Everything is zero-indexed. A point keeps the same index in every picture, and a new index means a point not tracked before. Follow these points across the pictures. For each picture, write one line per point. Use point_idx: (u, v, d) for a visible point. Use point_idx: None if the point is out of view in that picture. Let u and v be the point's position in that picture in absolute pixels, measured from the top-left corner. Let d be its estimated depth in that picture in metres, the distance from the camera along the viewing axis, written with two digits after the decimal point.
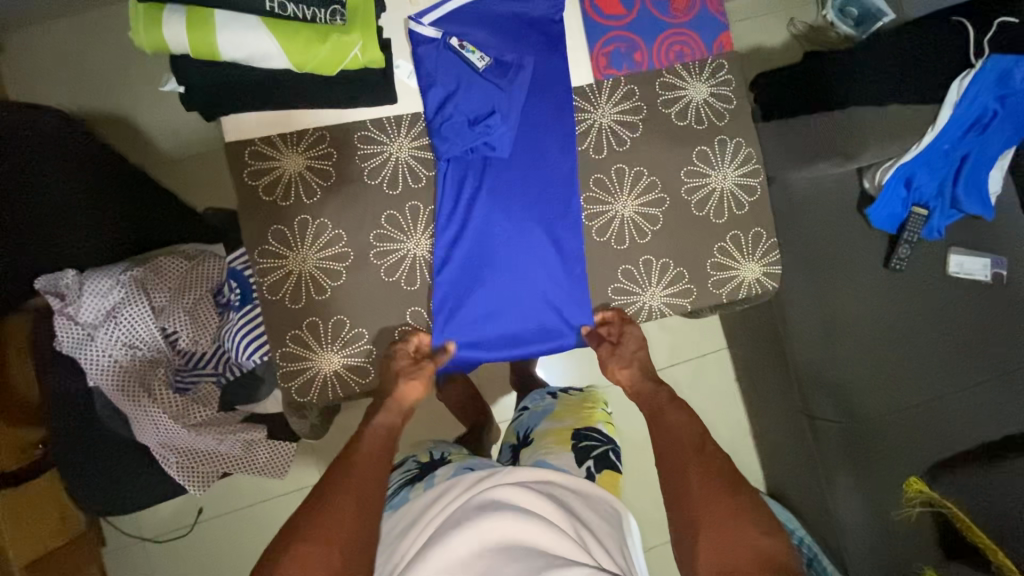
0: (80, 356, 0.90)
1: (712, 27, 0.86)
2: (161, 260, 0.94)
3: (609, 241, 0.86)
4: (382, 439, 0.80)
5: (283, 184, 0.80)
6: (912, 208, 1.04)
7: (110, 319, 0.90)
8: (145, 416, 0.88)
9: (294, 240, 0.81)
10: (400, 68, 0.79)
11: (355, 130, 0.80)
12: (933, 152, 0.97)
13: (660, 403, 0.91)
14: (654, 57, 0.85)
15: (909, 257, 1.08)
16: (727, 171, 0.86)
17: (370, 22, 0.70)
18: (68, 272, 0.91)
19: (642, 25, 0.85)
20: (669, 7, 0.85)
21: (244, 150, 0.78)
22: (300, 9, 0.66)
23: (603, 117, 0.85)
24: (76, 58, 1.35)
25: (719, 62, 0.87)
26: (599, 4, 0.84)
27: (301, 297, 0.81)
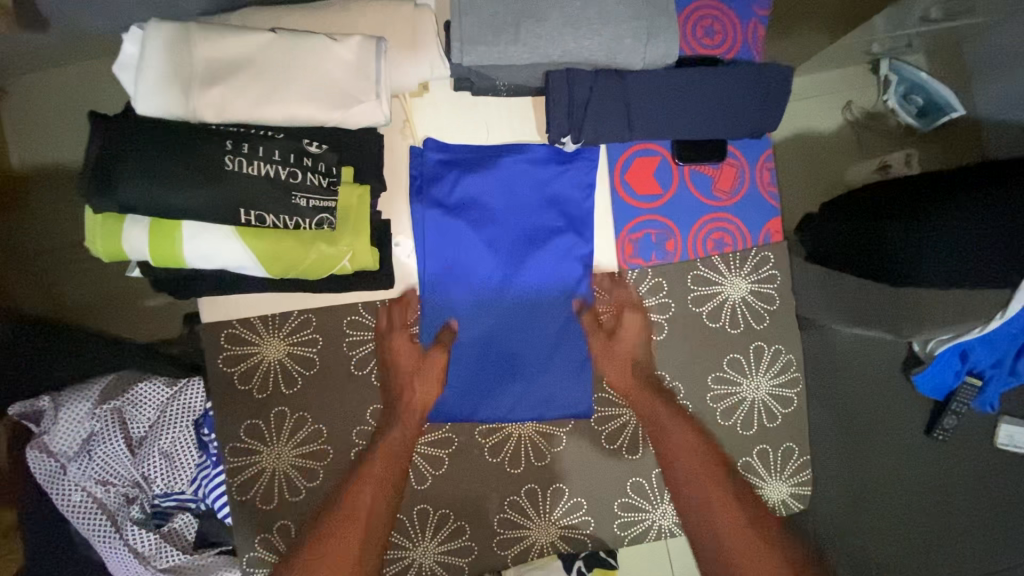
0: (52, 490, 0.85)
1: (757, 213, 0.96)
2: (140, 388, 0.87)
3: (621, 448, 0.94)
4: (397, 450, 0.84)
5: (262, 371, 0.89)
6: (965, 378, 0.93)
7: (86, 454, 0.85)
8: (113, 555, 0.84)
9: (270, 434, 0.90)
10: (400, 246, 0.88)
11: (344, 316, 0.89)
12: (997, 334, 0.86)
13: (660, 413, 0.89)
14: (688, 244, 0.95)
15: (955, 428, 0.98)
16: (760, 381, 1.02)
17: (360, 226, 0.69)
18: (43, 398, 0.87)
19: (677, 211, 0.94)
20: (711, 191, 0.94)
21: (222, 332, 0.87)
22: (281, 220, 0.64)
23: (623, 312, 0.94)
24: None
25: (764, 253, 0.96)
26: (635, 182, 0.93)
27: (272, 497, 0.91)
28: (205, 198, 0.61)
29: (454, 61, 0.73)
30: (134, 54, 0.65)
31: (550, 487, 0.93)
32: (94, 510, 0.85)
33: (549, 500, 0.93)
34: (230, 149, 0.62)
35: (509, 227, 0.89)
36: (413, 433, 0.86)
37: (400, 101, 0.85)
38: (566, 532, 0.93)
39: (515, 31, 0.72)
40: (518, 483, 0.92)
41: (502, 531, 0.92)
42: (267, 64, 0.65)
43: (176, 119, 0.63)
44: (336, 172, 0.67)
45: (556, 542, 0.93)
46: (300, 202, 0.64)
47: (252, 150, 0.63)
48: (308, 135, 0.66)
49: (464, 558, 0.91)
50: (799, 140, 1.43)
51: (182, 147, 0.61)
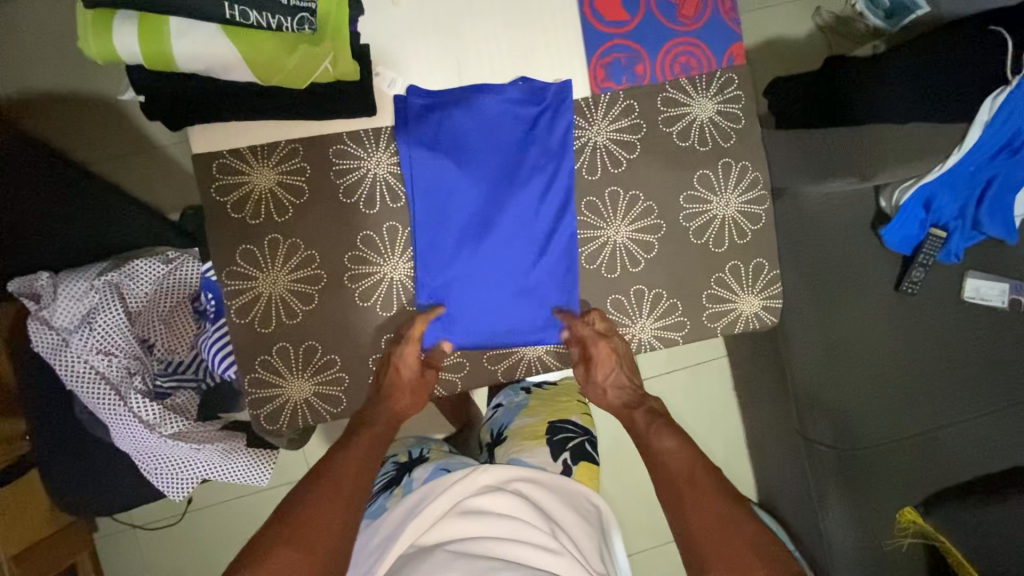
0: (56, 362, 0.87)
1: (720, 41, 0.89)
2: (137, 264, 0.89)
3: (600, 268, 0.92)
4: (381, 437, 0.84)
5: (254, 200, 0.84)
6: (929, 229, 0.98)
7: (86, 325, 0.87)
8: (119, 420, 0.87)
9: (265, 261, 0.86)
10: (380, 75, 0.83)
11: (332, 143, 0.84)
12: (958, 172, 0.89)
13: (642, 430, 0.88)
14: (656, 69, 0.89)
15: (923, 280, 1.03)
16: (728, 197, 0.92)
17: (342, 31, 0.70)
18: (41, 275, 0.89)
19: (644, 34, 0.87)
20: (677, 16, 0.87)
21: (213, 163, 0.82)
22: (264, 17, 0.64)
23: (599, 135, 0.89)
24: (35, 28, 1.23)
25: (728, 76, 0.90)
26: (603, 11, 0.86)
27: (271, 320, 0.87)
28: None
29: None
30: None
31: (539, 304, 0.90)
32: (96, 378, 0.87)
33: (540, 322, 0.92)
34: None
35: (490, 166, 0.85)
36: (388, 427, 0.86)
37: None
38: (551, 346, 0.93)
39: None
40: None
41: (490, 347, 0.91)
42: None
43: None
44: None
45: (544, 357, 0.92)
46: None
47: None
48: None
49: (457, 373, 0.92)
50: (772, 46, 1.47)
51: None
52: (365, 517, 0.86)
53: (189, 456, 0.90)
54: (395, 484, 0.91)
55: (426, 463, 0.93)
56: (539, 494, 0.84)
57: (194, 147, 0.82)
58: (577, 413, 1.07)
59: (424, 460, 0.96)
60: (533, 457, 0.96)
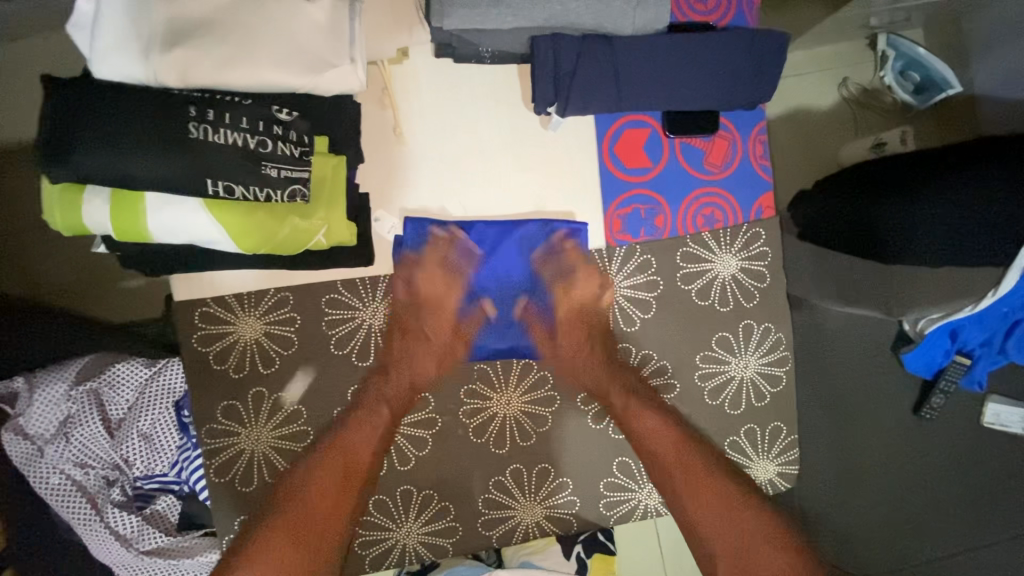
0: (29, 475, 0.82)
1: (746, 189, 0.92)
2: (116, 369, 0.85)
3: (608, 426, 0.94)
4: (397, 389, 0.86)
5: (238, 351, 0.88)
6: (953, 357, 0.93)
7: (63, 436, 0.83)
8: (94, 536, 0.83)
9: (248, 415, 0.89)
10: (381, 221, 0.84)
11: (325, 294, 0.88)
12: (990, 312, 0.84)
13: (624, 372, 0.91)
14: (676, 221, 0.92)
15: (943, 407, 0.98)
16: (748, 359, 0.98)
17: (337, 194, 0.69)
18: (17, 379, 0.84)
19: (665, 186, 0.90)
20: (703, 165, 0.90)
21: (195, 311, 0.86)
22: (252, 191, 0.61)
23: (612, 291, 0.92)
24: None
25: (753, 231, 0.93)
26: (624, 157, 0.88)
27: (252, 478, 0.89)
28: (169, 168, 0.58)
29: (436, 26, 0.71)
30: (89, 14, 0.61)
31: (537, 468, 0.92)
32: (73, 492, 0.83)
33: (535, 479, 0.92)
34: (195, 116, 0.59)
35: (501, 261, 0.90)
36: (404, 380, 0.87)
37: (379, 68, 0.80)
38: (551, 511, 0.93)
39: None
40: (505, 462, 0.91)
41: (488, 512, 0.92)
42: (232, 18, 0.61)
43: (133, 81, 0.59)
44: (308, 142, 0.65)
45: (542, 523, 0.93)
46: (271, 173, 0.62)
47: (218, 116, 0.60)
48: (276, 101, 0.64)
49: (449, 537, 0.91)
50: (793, 118, 1.40)
51: (145, 115, 0.58)
52: None
53: (170, 571, 0.87)
54: None
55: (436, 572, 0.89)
56: None
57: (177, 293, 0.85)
58: None
59: (433, 568, 0.91)
60: (544, 559, 0.91)
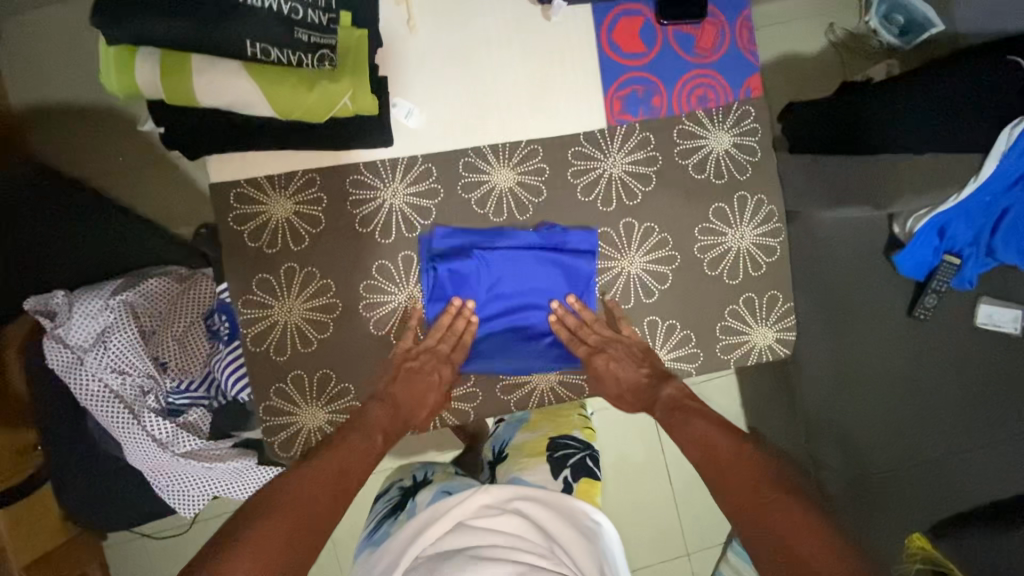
0: (71, 381, 0.88)
1: (736, 72, 0.94)
2: (151, 284, 0.92)
3: (616, 298, 0.97)
4: (389, 421, 0.87)
5: (270, 228, 0.89)
6: (944, 256, 0.98)
7: (101, 344, 0.88)
8: (131, 438, 0.88)
9: (279, 287, 0.91)
10: (399, 107, 0.88)
11: (349, 173, 0.89)
12: (974, 204, 0.89)
13: (647, 392, 0.93)
14: (672, 101, 0.94)
15: (936, 307, 1.02)
16: (745, 230, 0.97)
17: (360, 64, 0.71)
18: (57, 293, 0.90)
19: (660, 69, 0.93)
20: (693, 48, 0.93)
21: (230, 191, 0.88)
22: (285, 54, 0.65)
23: (615, 167, 0.94)
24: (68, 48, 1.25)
25: (745, 108, 0.95)
26: (620, 43, 0.92)
27: (286, 348, 0.91)
28: (212, 31, 0.62)
29: None
30: None
31: (550, 338, 0.97)
32: (110, 398, 0.88)
33: (548, 350, 0.97)
34: None
35: (511, 278, 0.93)
36: (404, 413, 0.89)
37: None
38: (563, 378, 0.96)
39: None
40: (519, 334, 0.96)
41: (504, 378, 0.95)
42: None
43: None
44: (335, 11, 0.70)
45: (556, 389, 0.97)
46: (301, 38, 0.66)
47: None
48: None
49: (469, 403, 0.96)
50: (785, 61, 1.45)
51: None
52: (369, 546, 0.86)
53: (202, 474, 0.91)
54: (398, 510, 0.91)
55: (428, 487, 0.92)
56: (540, 513, 0.83)
57: (212, 174, 0.88)
58: (578, 427, 1.05)
59: (427, 483, 0.96)
60: (533, 476, 0.94)
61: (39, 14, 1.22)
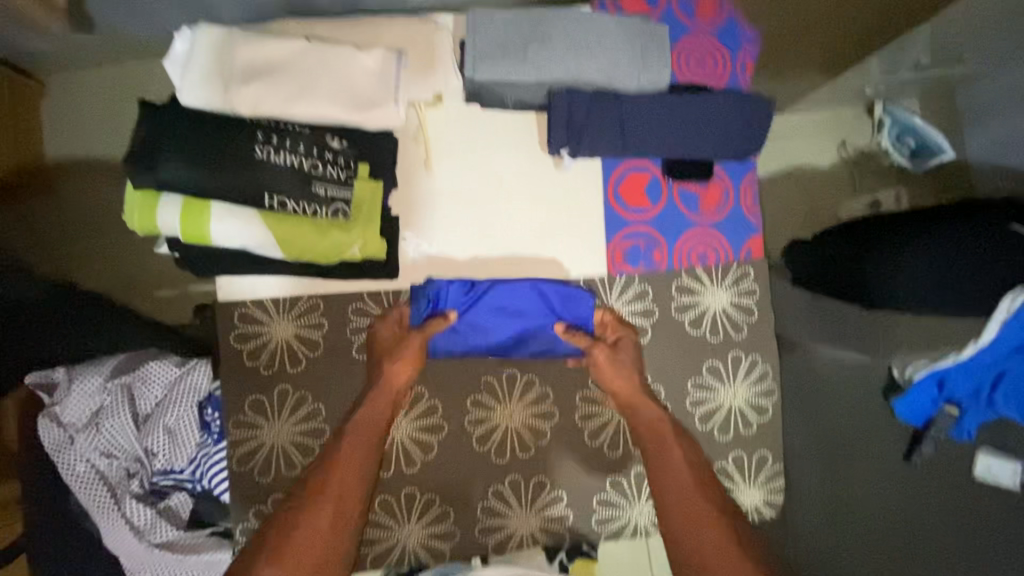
0: (58, 460, 0.89)
1: (735, 232, 1.00)
2: (150, 368, 0.92)
3: (602, 445, 0.98)
4: (375, 424, 0.84)
5: (270, 350, 0.94)
6: (943, 405, 0.89)
7: (94, 425, 0.89)
8: (109, 524, 0.88)
9: (271, 410, 0.95)
10: (407, 241, 0.92)
11: (350, 303, 0.94)
12: (975, 360, 0.83)
13: (666, 436, 0.88)
14: (673, 257, 1.00)
15: (936, 457, 0.93)
16: (738, 387, 1.07)
17: (371, 215, 0.76)
18: (59, 370, 0.92)
19: (663, 223, 0.98)
20: (698, 208, 0.98)
21: (234, 311, 0.93)
22: (300, 206, 0.71)
23: (610, 316, 0.98)
24: (106, 112, 1.31)
25: (744, 268, 1.01)
26: (626, 196, 0.97)
27: (270, 471, 0.95)
28: (232, 182, 0.69)
29: (467, 74, 0.82)
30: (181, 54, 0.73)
31: (533, 480, 0.97)
32: (95, 481, 0.88)
33: (530, 489, 0.97)
34: (261, 139, 0.70)
35: (494, 323, 0.92)
36: (384, 409, 0.86)
37: (416, 109, 0.90)
38: (547, 522, 0.97)
39: (522, 54, 0.82)
40: (502, 473, 0.96)
41: (483, 519, 0.95)
42: (299, 63, 0.74)
43: (210, 109, 0.71)
44: (352, 165, 0.75)
45: (538, 534, 0.97)
46: (318, 192, 0.72)
47: (279, 141, 0.71)
48: (333, 132, 0.75)
49: (447, 542, 0.95)
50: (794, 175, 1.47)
51: (218, 137, 0.69)
52: None
53: (175, 566, 0.90)
54: None
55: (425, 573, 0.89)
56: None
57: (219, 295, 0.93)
58: None
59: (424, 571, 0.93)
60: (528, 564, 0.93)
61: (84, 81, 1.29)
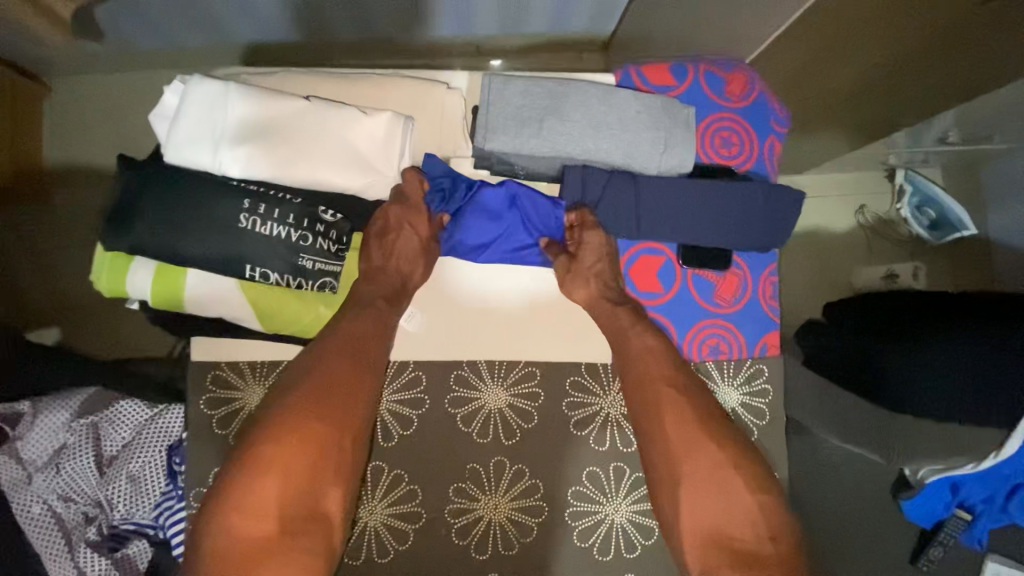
0: (10, 500, 0.83)
1: (752, 324, 0.89)
2: (123, 407, 0.88)
3: (594, 547, 0.85)
4: (361, 337, 0.71)
5: (240, 418, 0.87)
6: (954, 510, 0.90)
7: (54, 466, 0.84)
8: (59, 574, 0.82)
9: None
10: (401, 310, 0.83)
11: None
12: (992, 472, 0.82)
13: (624, 324, 0.79)
14: (684, 348, 0.88)
15: (941, 560, 0.94)
16: None
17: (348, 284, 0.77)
18: (23, 403, 0.86)
19: (678, 310, 0.87)
20: (714, 298, 0.87)
21: (210, 373, 0.86)
22: (282, 278, 0.71)
23: (612, 407, 0.86)
24: (111, 120, 1.28)
25: (757, 366, 0.90)
26: (636, 279, 0.86)
27: None
28: (212, 254, 0.69)
29: (478, 144, 0.78)
30: (175, 110, 0.71)
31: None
32: (49, 526, 0.83)
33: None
34: (247, 210, 0.69)
35: (502, 211, 0.80)
36: (381, 293, 0.75)
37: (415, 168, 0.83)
38: None
39: (538, 126, 0.78)
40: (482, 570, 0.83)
41: None
42: (303, 123, 0.72)
43: (200, 168, 0.70)
44: (346, 241, 0.72)
45: None
46: (306, 264, 0.71)
47: (267, 211, 0.69)
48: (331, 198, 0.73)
49: None
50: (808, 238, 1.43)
51: (203, 205, 0.68)
52: None
53: None
54: None
55: None
56: None
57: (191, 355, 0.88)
58: None
59: None
60: None
61: (93, 86, 1.26)
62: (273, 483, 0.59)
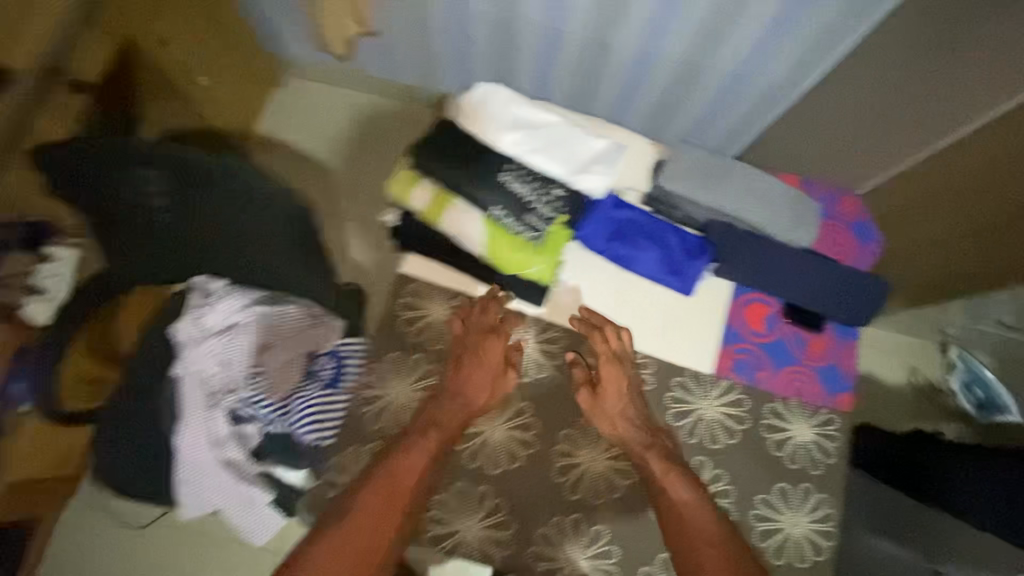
0: (185, 353, 1.00)
1: (834, 381, 1.05)
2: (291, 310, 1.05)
3: None
4: (451, 418, 0.97)
5: (425, 323, 1.06)
6: None
7: (227, 337, 1.01)
8: (197, 424, 0.98)
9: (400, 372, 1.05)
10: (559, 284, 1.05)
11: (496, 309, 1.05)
12: None
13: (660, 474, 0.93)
14: (774, 380, 1.04)
15: None
16: (801, 519, 1.01)
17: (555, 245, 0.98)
18: (220, 281, 1.05)
19: (771, 350, 1.04)
20: (803, 348, 1.04)
21: (405, 284, 1.07)
22: (515, 224, 0.96)
23: (707, 409, 1.04)
24: (324, 110, 1.61)
25: (831, 416, 1.04)
26: (743, 318, 1.05)
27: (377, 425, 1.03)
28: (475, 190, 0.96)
29: (659, 180, 1.02)
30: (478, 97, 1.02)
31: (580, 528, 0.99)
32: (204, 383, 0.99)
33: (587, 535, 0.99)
34: (507, 171, 0.96)
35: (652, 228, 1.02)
36: (460, 406, 0.98)
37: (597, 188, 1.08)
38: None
39: (708, 182, 1.01)
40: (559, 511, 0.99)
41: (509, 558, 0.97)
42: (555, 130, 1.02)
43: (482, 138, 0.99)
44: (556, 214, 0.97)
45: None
46: (530, 220, 0.96)
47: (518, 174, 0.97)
48: (558, 184, 0.99)
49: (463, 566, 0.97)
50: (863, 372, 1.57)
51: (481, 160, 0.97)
52: None
53: (226, 484, 0.99)
54: None
55: None
56: None
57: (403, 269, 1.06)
58: None
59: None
60: None
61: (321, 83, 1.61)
62: (331, 573, 0.81)
